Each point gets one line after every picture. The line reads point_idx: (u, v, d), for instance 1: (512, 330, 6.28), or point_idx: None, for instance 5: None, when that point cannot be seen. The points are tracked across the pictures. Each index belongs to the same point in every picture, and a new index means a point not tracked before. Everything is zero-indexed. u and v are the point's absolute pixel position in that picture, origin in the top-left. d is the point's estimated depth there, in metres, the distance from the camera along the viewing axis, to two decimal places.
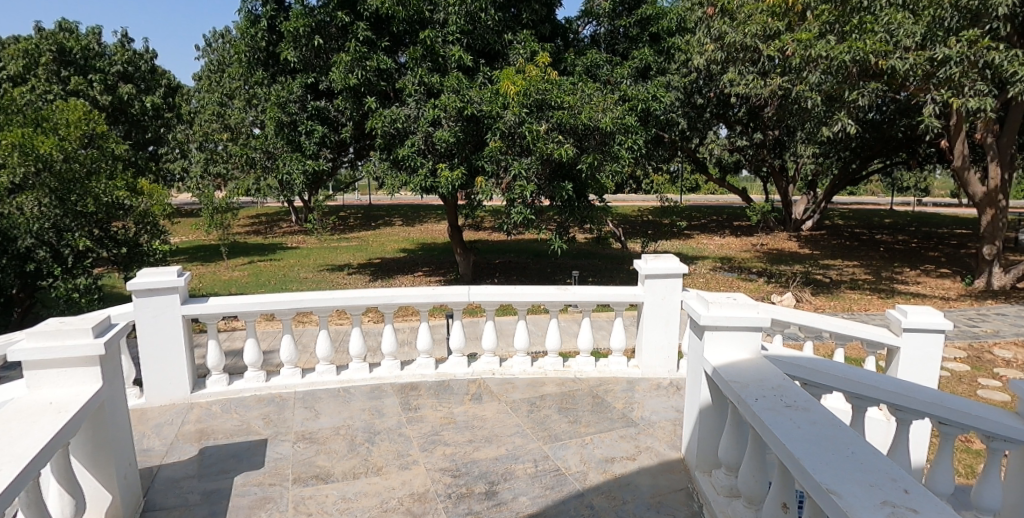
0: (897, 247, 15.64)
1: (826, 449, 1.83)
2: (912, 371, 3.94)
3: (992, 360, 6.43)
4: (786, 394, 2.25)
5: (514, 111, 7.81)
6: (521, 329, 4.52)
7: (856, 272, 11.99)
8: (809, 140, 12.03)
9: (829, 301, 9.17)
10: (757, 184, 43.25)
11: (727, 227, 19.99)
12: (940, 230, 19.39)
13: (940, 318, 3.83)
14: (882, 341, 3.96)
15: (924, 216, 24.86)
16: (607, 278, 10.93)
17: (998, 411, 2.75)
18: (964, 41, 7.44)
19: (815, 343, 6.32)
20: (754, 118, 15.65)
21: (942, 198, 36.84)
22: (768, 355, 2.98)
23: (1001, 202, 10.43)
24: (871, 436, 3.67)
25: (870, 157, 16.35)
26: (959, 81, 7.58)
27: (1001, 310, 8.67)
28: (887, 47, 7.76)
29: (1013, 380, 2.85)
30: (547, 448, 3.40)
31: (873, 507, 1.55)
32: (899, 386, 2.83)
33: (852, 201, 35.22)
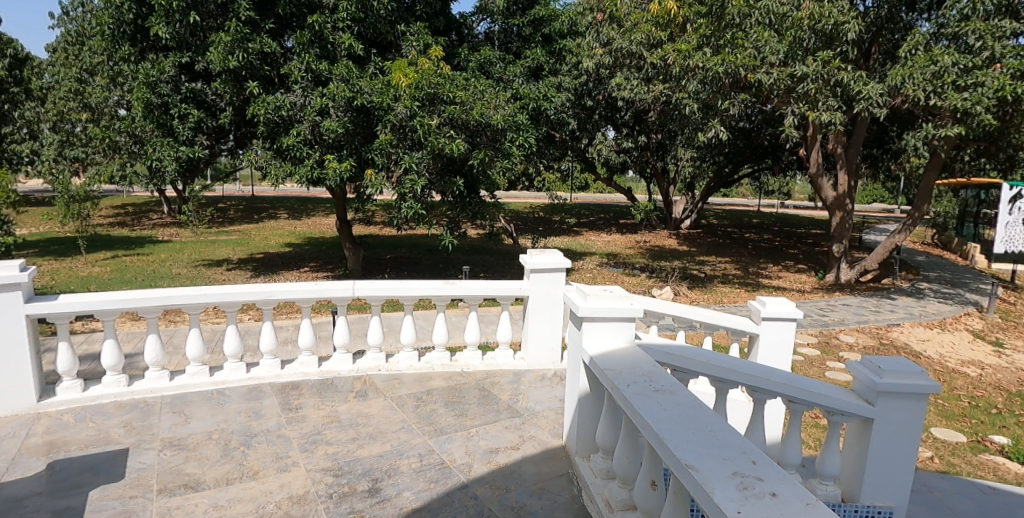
0: (762, 245, 17.14)
1: (687, 429, 1.97)
2: (767, 358, 4.32)
3: (837, 344, 7.26)
4: (655, 379, 2.38)
5: (406, 104, 7.72)
6: (407, 324, 4.45)
7: (727, 268, 13.01)
8: (688, 144, 12.86)
9: (703, 294, 9.88)
10: (642, 184, 45.63)
11: (613, 225, 20.88)
12: (799, 230, 21.49)
13: (792, 307, 4.22)
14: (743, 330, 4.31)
15: (784, 217, 27.43)
16: (498, 273, 11.06)
17: (838, 388, 3.08)
18: (820, 61, 8.27)
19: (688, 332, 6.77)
20: (639, 122, 16.51)
21: (800, 202, 41.02)
22: (641, 343, 3.13)
23: (848, 206, 11.63)
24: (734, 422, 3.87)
25: (739, 162, 17.65)
26: (815, 97, 8.45)
27: (846, 301, 9.79)
28: (755, 62, 8.43)
29: (850, 362, 3.19)
30: (432, 442, 3.40)
31: (726, 478, 1.70)
32: (756, 368, 3.07)
33: (724, 203, 38.30)
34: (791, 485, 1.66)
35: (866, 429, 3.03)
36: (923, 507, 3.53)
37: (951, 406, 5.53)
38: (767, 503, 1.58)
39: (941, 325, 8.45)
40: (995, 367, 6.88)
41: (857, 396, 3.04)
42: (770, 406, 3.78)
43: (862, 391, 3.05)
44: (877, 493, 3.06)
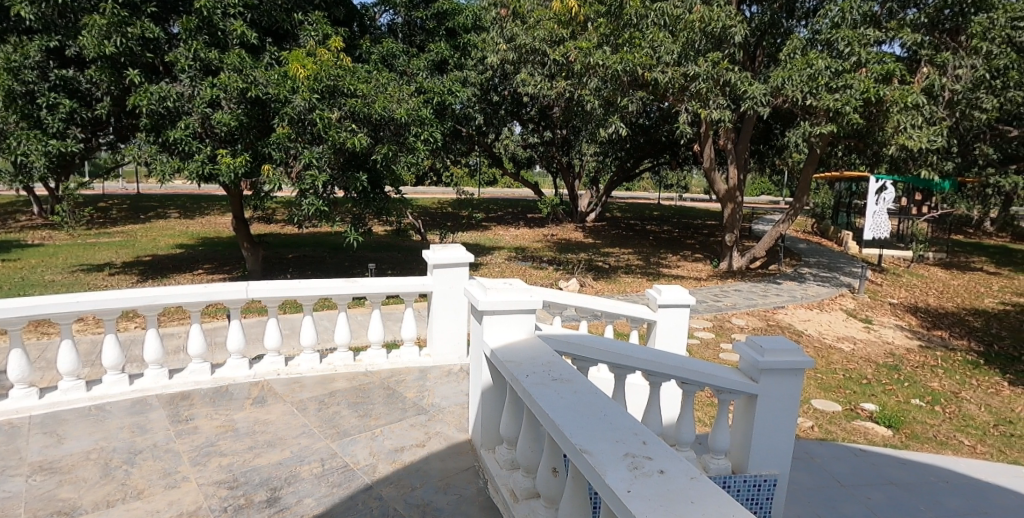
0: (662, 236, 17.99)
1: (582, 415, 1.87)
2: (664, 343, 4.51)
3: (730, 327, 7.78)
4: (553, 368, 2.27)
5: (304, 96, 7.42)
6: (307, 325, 4.30)
7: (630, 259, 13.56)
8: (591, 139, 13.26)
9: (607, 285, 10.24)
10: (549, 178, 46.63)
11: (521, 219, 21.16)
12: (695, 221, 22.77)
13: (685, 293, 4.45)
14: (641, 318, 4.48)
15: (682, 209, 28.99)
16: (406, 270, 10.91)
17: (726, 366, 3.09)
18: (710, 62, 8.78)
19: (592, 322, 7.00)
20: (544, 118, 16.85)
21: (696, 195, 43.51)
22: (542, 332, 2.94)
23: (739, 198, 12.37)
24: (633, 406, 3.99)
25: (640, 157, 18.35)
26: (706, 95, 8.95)
27: (737, 287, 10.48)
28: (651, 62, 8.76)
29: (735, 341, 3.22)
30: (335, 445, 3.31)
31: (618, 460, 1.60)
32: (650, 353, 3.03)
33: (626, 196, 39.91)
34: (682, 462, 1.58)
35: (751, 404, 3.03)
36: (805, 472, 3.82)
37: (828, 378, 6.07)
38: (655, 482, 1.49)
39: (819, 305, 9.26)
40: (864, 342, 7.64)
41: (743, 373, 3.05)
42: (666, 389, 3.93)
43: (748, 370, 3.06)
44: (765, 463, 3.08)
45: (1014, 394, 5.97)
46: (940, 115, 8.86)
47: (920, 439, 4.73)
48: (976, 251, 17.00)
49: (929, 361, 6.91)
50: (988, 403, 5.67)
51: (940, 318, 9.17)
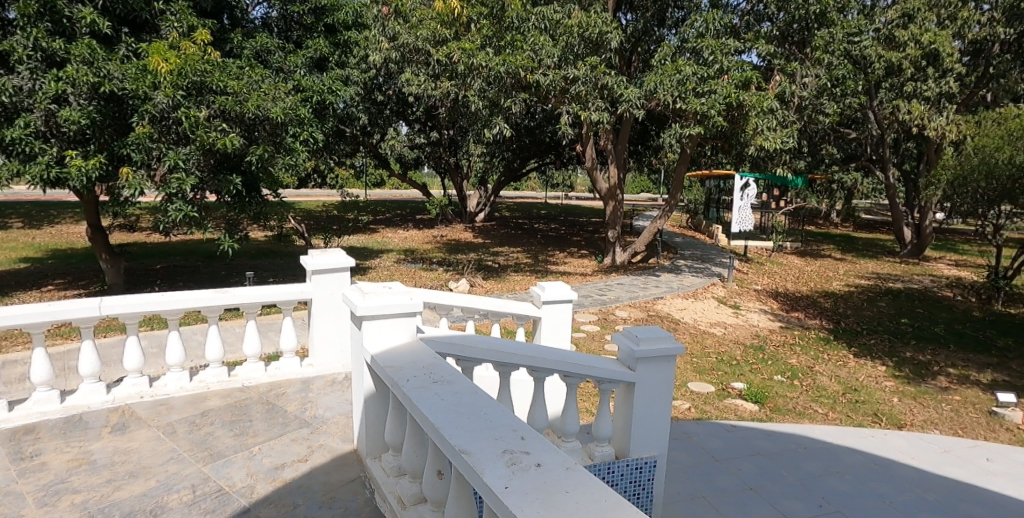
0: (550, 234, 18.52)
1: (463, 414, 1.77)
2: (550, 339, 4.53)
3: (613, 319, 8.17)
4: (434, 371, 2.15)
5: (167, 92, 6.85)
6: (174, 341, 3.97)
7: (519, 257, 13.82)
8: (478, 139, 13.35)
9: (497, 284, 10.37)
10: (438, 178, 46.50)
11: (410, 221, 20.89)
12: (581, 219, 23.65)
13: (567, 289, 4.50)
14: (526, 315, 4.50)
15: (567, 208, 30.00)
16: (290, 277, 10.41)
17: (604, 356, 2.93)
18: (587, 66, 9.17)
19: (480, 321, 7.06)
20: (431, 118, 16.79)
21: (581, 193, 45.24)
22: (422, 336, 2.76)
23: (619, 196, 12.93)
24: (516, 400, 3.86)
25: (526, 158, 18.67)
26: (585, 98, 9.32)
27: (619, 280, 11.02)
28: (532, 64, 9.02)
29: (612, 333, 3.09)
30: (207, 469, 3.08)
31: (497, 457, 1.52)
32: (531, 349, 2.83)
33: (514, 196, 40.65)
34: (561, 455, 1.52)
35: (629, 393, 2.88)
36: (683, 451, 4.08)
37: (703, 362, 6.54)
38: (534, 475, 1.44)
39: (694, 294, 9.95)
40: (733, 326, 8.32)
41: (622, 363, 2.89)
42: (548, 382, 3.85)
43: (624, 360, 2.92)
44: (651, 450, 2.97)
45: (857, 364, 6.76)
46: (790, 119, 9.85)
47: (782, 411, 5.21)
48: (825, 240, 19.07)
49: (788, 340, 7.65)
50: (837, 374, 6.38)
51: (797, 301, 10.20)
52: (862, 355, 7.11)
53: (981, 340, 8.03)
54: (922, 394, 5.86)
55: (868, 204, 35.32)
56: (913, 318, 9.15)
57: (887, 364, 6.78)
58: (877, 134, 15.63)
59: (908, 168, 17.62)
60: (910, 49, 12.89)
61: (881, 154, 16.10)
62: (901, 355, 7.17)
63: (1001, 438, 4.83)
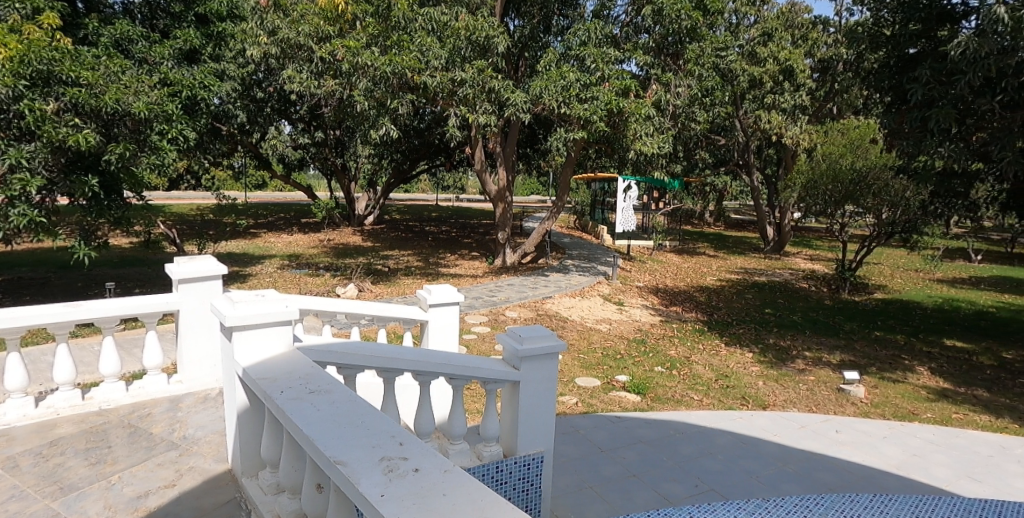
0: (441, 236, 18.45)
1: (340, 423, 1.71)
2: (436, 343, 4.22)
3: (504, 320, 8.28)
4: (311, 380, 2.06)
5: (5, 82, 6.06)
6: (14, 365, 3.51)
7: (410, 260, 13.64)
8: (366, 140, 13.02)
9: (387, 288, 10.16)
10: (324, 180, 44.76)
11: (295, 225, 19.95)
12: (472, 221, 23.78)
13: (453, 290, 4.22)
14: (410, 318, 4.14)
15: (459, 210, 30.03)
16: (157, 287, 9.57)
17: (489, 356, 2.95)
18: (475, 69, 9.24)
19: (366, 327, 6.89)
20: (316, 118, 16.16)
21: (473, 196, 45.50)
22: (301, 345, 2.64)
23: (508, 198, 13.05)
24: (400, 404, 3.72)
25: (416, 160, 18.40)
26: (473, 102, 9.38)
27: (510, 281, 11.20)
28: (420, 65, 8.96)
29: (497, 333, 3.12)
30: (56, 504, 2.75)
31: (374, 465, 1.48)
32: (416, 352, 2.79)
33: (406, 199, 40.10)
34: (439, 458, 1.52)
35: (514, 391, 2.93)
36: (572, 444, 4.21)
37: (590, 357, 6.80)
38: (411, 481, 1.42)
39: (581, 293, 10.32)
40: (618, 322, 8.73)
41: (506, 363, 2.92)
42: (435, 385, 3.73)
43: (509, 359, 2.96)
44: (537, 447, 3.02)
45: (727, 353, 7.33)
46: (666, 125, 10.49)
47: (661, 400, 5.54)
48: (699, 239, 20.53)
49: (667, 333, 8.14)
50: (710, 362, 6.88)
51: (675, 296, 10.90)
52: (732, 344, 7.73)
53: (830, 325, 9.02)
54: (783, 376, 6.46)
55: (736, 206, 38.49)
56: (775, 308, 10.08)
57: (753, 351, 7.42)
58: (743, 141, 17.07)
59: (769, 172, 19.39)
60: (770, 64, 14.25)
61: (746, 160, 17.60)
62: (765, 343, 7.88)
63: (848, 411, 5.44)
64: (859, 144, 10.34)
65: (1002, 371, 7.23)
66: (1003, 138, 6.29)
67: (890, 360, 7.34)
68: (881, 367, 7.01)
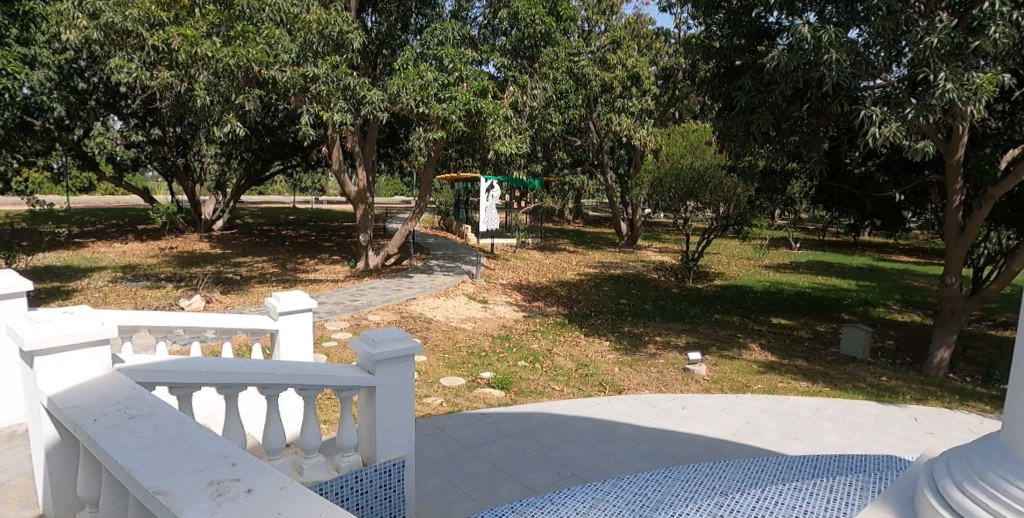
0: (300, 240, 17.55)
1: (163, 449, 1.55)
2: (289, 354, 3.96)
3: (367, 324, 8.05)
4: (132, 404, 1.86)
5: None
6: None
7: (265, 267, 12.81)
8: (210, 138, 12.02)
9: (239, 298, 9.45)
10: (165, 182, 40.71)
11: (129, 232, 17.92)
12: (333, 223, 22.88)
13: (305, 297, 3.99)
14: (258, 329, 3.85)
15: (319, 212, 28.73)
16: None
17: (342, 365, 2.85)
18: (327, 65, 8.89)
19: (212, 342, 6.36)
20: (151, 113, 14.64)
21: (335, 197, 43.80)
22: (123, 366, 2.36)
23: (369, 199, 12.65)
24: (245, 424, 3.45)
25: (268, 160, 17.29)
26: (327, 98, 9.01)
27: (373, 284, 10.92)
28: (267, 59, 8.44)
29: (351, 339, 3.02)
30: None
31: (200, 492, 1.36)
32: (261, 365, 2.62)
33: (261, 201, 37.63)
34: (275, 474, 1.43)
35: (371, 397, 2.86)
36: (437, 445, 4.21)
37: (454, 357, 6.82)
38: (243, 503, 1.32)
39: (445, 292, 10.33)
40: (482, 320, 8.85)
41: (361, 370, 2.84)
42: (284, 399, 3.52)
43: (364, 364, 2.89)
44: (396, 453, 2.97)
45: (586, 343, 7.72)
46: (524, 126, 10.79)
47: (524, 393, 5.71)
48: (560, 235, 21.43)
49: (530, 328, 8.40)
50: (570, 353, 7.21)
51: (537, 291, 11.28)
52: (590, 334, 8.16)
53: (677, 312, 9.83)
54: (636, 361, 6.93)
55: (593, 204, 40.68)
56: (629, 298, 10.80)
57: (609, 340, 7.89)
58: (597, 142, 18.07)
59: (621, 172, 20.70)
60: (618, 70, 15.24)
61: (600, 160, 18.65)
62: (620, 331, 8.41)
63: (691, 389, 5.96)
64: (696, 146, 11.38)
65: (816, 342, 8.36)
66: (810, 142, 7.32)
67: (726, 340, 8.17)
68: (719, 347, 7.77)
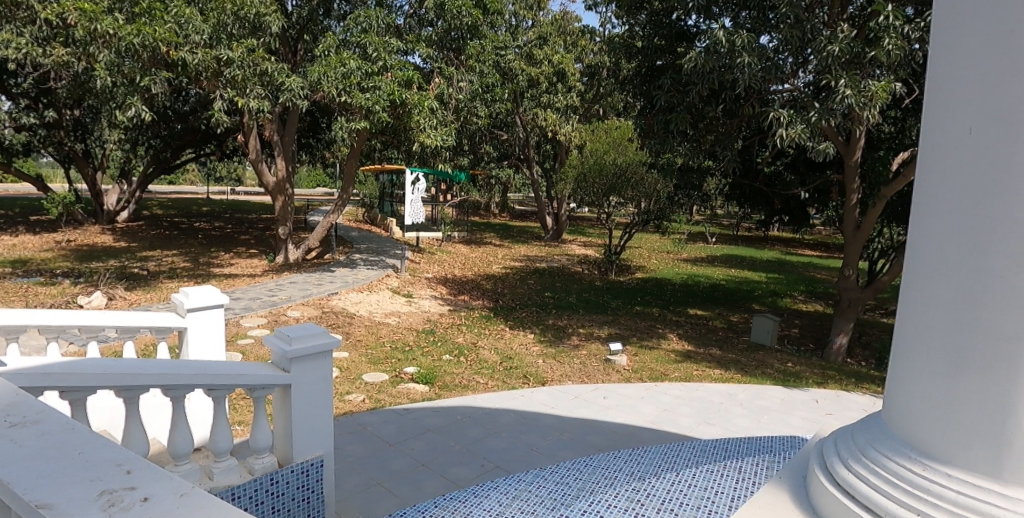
0: (214, 233, 16.68)
1: (46, 458, 1.43)
2: (199, 353, 3.76)
3: (286, 320, 7.77)
4: (13, 410, 1.71)
5: None
6: None
7: (175, 261, 12.08)
8: (111, 123, 11.18)
9: (145, 294, 8.87)
10: (61, 170, 37.58)
11: (18, 223, 16.41)
12: (251, 216, 21.90)
13: (216, 292, 3.79)
14: (164, 327, 3.62)
15: (236, 203, 27.43)
16: None
17: (255, 363, 2.74)
18: (243, 48, 8.46)
19: (113, 342, 5.93)
20: (43, 93, 13.45)
21: (254, 188, 41.91)
22: (4, 370, 2.16)
23: (289, 190, 12.17)
24: (149, 430, 3.26)
25: (179, 147, 16.29)
26: (242, 84, 8.58)
27: (293, 279, 10.54)
28: (176, 39, 7.93)
29: (265, 336, 2.91)
30: None
31: (89, 503, 1.27)
32: (165, 365, 2.48)
33: (170, 191, 35.43)
34: (174, 480, 1.36)
35: (286, 396, 2.77)
36: (359, 443, 4.13)
37: (377, 352, 6.70)
38: (139, 512, 1.25)
39: (369, 287, 10.13)
40: (407, 314, 8.75)
41: (275, 368, 2.74)
42: (192, 401, 3.34)
43: (278, 362, 2.80)
44: (313, 453, 2.89)
45: (511, 336, 7.79)
46: (450, 119, 10.72)
47: (449, 387, 5.69)
48: (487, 229, 21.48)
49: (455, 322, 8.39)
50: (495, 346, 7.25)
51: (463, 285, 11.26)
52: (515, 327, 8.24)
53: (600, 304, 10.09)
54: (560, 353, 7.06)
55: (520, 197, 41.01)
56: (553, 291, 10.97)
57: (534, 332, 8.00)
58: (524, 137, 18.22)
59: (547, 166, 20.98)
60: (545, 66, 15.45)
61: (526, 154, 18.82)
62: (544, 324, 8.54)
63: (612, 379, 6.15)
64: (619, 142, 11.70)
65: (729, 332, 8.82)
66: (724, 141, 7.72)
67: (646, 331, 8.47)
68: (639, 337, 8.05)
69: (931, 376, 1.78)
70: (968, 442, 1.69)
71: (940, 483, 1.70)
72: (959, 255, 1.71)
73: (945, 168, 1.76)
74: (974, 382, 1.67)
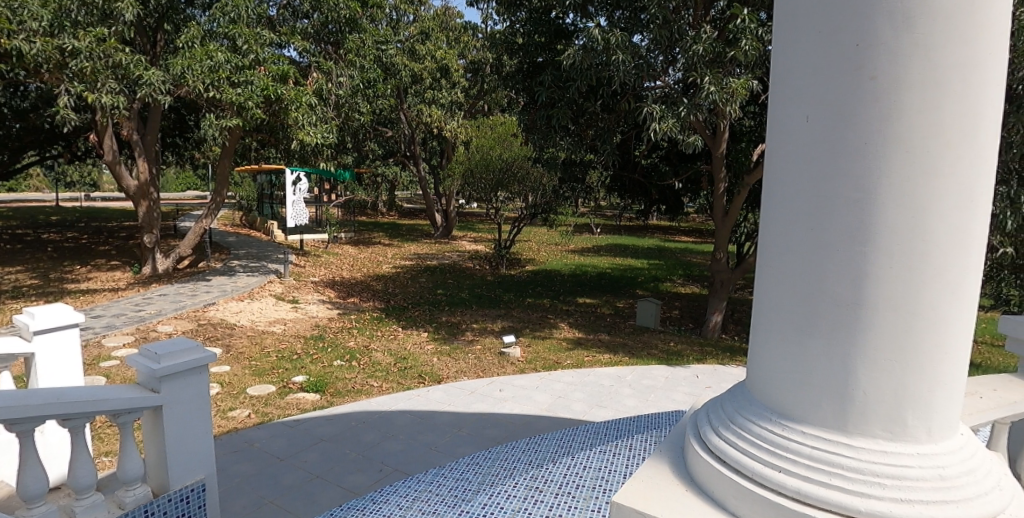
0: (66, 244, 14.98)
1: None
2: (50, 379, 3.37)
3: (156, 336, 7.16)
4: None
5: None
6: None
7: (20, 278, 10.73)
8: None
9: None
10: None
11: None
12: (109, 223, 19.87)
13: (70, 311, 3.39)
14: (6, 354, 3.20)
15: (91, 210, 24.78)
16: None
17: (117, 387, 2.51)
18: (92, 38, 7.66)
19: None
20: None
21: (111, 192, 38.08)
22: None
23: (153, 194, 11.17)
24: None
25: (17, 149, 14.43)
26: (93, 77, 7.76)
27: (163, 291, 9.72)
28: (8, 25, 7.01)
29: (128, 357, 2.67)
30: None
31: None
32: (7, 397, 2.19)
33: (7, 199, 31.28)
34: None
35: (158, 419, 2.57)
36: (245, 462, 3.90)
37: (262, 363, 6.36)
38: None
39: (250, 295, 9.57)
40: (294, 321, 8.38)
41: (142, 390, 2.53)
42: (44, 434, 3.00)
43: (146, 383, 2.59)
44: (193, 476, 2.71)
45: (404, 336, 7.70)
46: (330, 115, 10.38)
47: (342, 393, 5.54)
48: (375, 228, 21.02)
49: (345, 326, 8.15)
50: (388, 348, 7.14)
51: (353, 287, 10.96)
52: (408, 327, 8.16)
53: (492, 298, 10.24)
54: (454, 350, 7.09)
55: (407, 195, 40.49)
56: (446, 288, 10.98)
57: (427, 331, 7.97)
58: (409, 134, 18.00)
59: (434, 163, 20.90)
60: (428, 62, 15.46)
61: (412, 150, 18.61)
62: (437, 321, 8.53)
63: (507, 371, 6.28)
64: (504, 138, 11.89)
65: (616, 318, 9.28)
66: (604, 136, 8.06)
67: (537, 322, 8.71)
68: (531, 328, 8.27)
69: (785, 344, 1.89)
70: (817, 401, 1.82)
71: (797, 440, 1.84)
72: (801, 231, 1.80)
73: (788, 152, 1.84)
74: (820, 347, 1.79)
